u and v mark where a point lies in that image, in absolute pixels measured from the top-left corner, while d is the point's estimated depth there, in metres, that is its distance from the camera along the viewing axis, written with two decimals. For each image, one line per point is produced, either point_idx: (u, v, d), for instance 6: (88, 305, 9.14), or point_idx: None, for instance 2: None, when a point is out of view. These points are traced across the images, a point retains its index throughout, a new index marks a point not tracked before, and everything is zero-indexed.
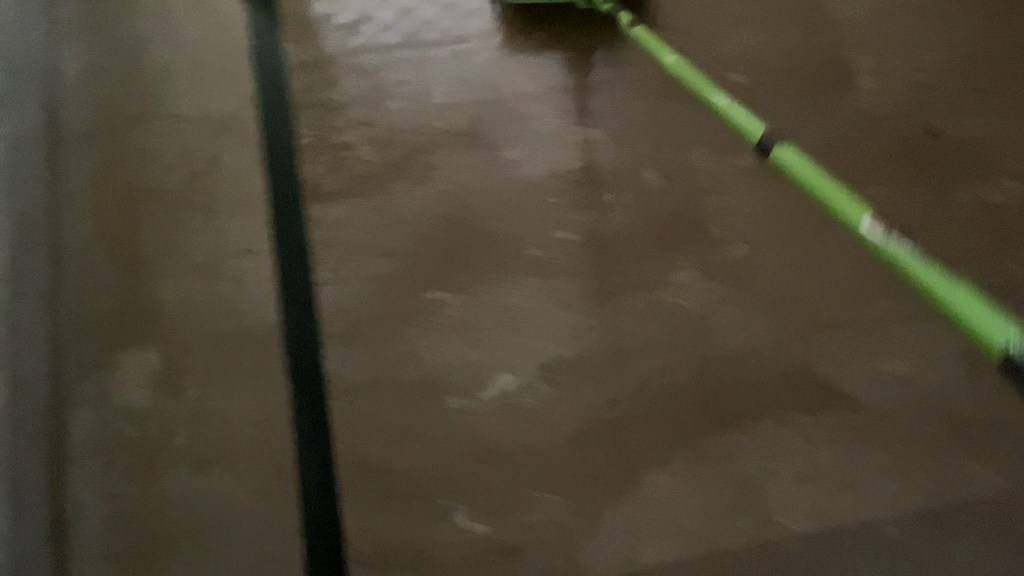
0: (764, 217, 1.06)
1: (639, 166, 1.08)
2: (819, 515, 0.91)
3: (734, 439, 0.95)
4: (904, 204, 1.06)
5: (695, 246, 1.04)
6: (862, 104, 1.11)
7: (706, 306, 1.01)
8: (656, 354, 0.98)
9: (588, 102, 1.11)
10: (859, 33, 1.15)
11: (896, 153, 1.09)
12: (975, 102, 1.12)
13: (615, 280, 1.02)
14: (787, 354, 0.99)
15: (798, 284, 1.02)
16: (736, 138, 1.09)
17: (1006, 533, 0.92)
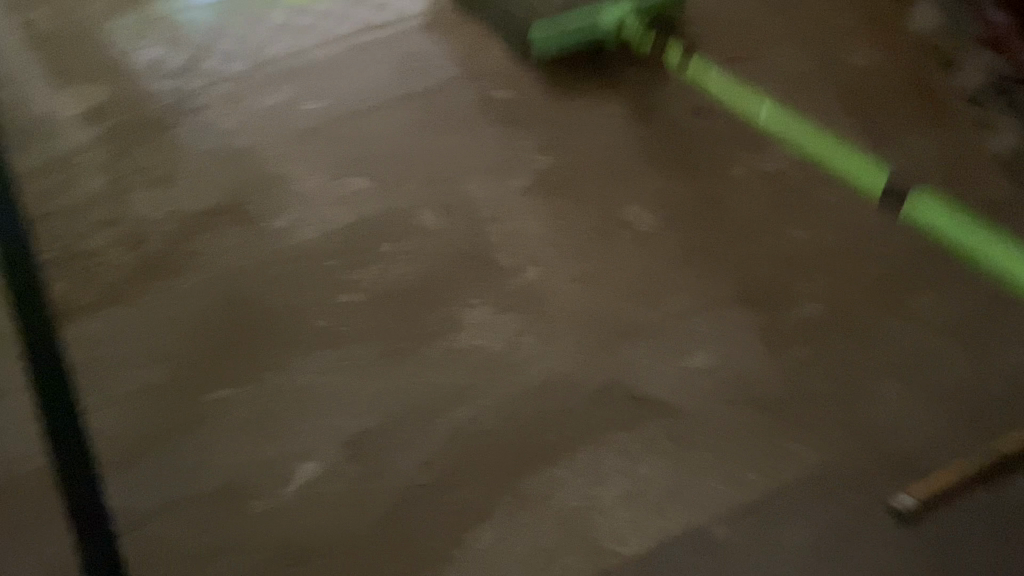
0: (549, 236, 1.02)
1: (415, 208, 1.03)
2: (648, 533, 0.89)
3: (551, 474, 0.91)
4: (685, 194, 1.05)
5: (485, 280, 1.00)
6: (626, 104, 1.12)
7: (504, 341, 0.97)
8: (463, 405, 0.94)
9: (351, 151, 1.06)
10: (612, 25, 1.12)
11: (668, 146, 1.09)
12: (739, 76, 1.12)
13: (409, 334, 0.97)
14: (596, 372, 0.96)
15: (594, 298, 0.99)
16: (510, 158, 1.06)
17: (837, 506, 0.90)
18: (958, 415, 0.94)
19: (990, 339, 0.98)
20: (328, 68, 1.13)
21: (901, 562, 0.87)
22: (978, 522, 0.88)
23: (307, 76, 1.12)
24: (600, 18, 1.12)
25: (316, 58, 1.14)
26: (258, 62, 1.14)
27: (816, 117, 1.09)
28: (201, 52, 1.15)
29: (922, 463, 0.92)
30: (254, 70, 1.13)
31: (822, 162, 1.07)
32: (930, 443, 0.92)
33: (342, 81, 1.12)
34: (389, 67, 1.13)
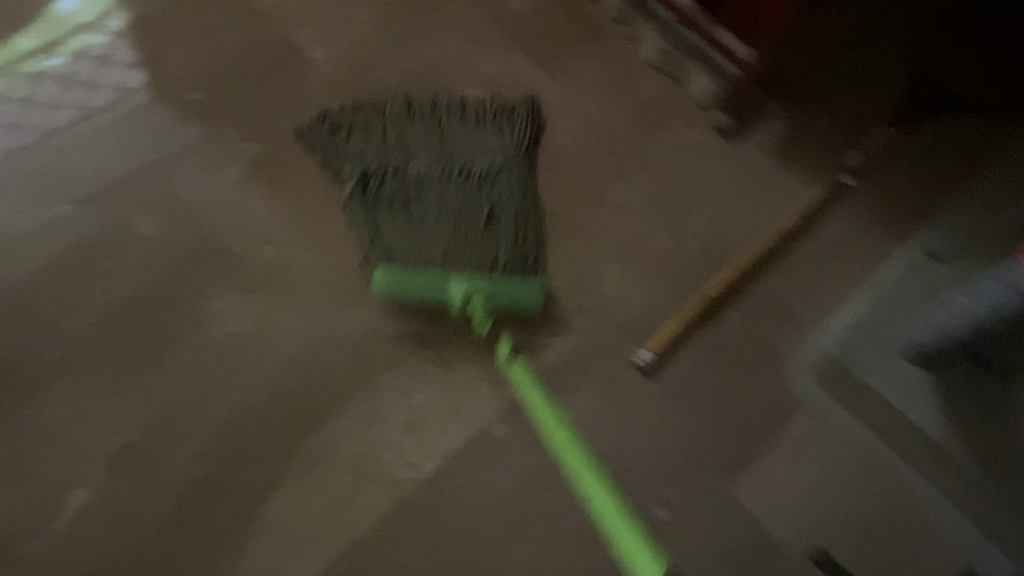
0: (276, 215, 1.05)
1: (133, 219, 1.02)
2: (435, 452, 0.94)
3: (332, 428, 0.94)
4: (396, 146, 1.11)
5: (221, 269, 1.01)
6: (321, 73, 1.15)
7: (255, 320, 0.98)
8: (228, 389, 0.94)
9: (54, 183, 1.03)
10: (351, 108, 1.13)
11: (370, 104, 1.13)
12: (419, 31, 1.20)
13: (155, 338, 0.96)
14: (352, 324, 1.00)
15: (333, 259, 1.03)
16: (220, 153, 1.08)
17: (589, 380, 1.01)
18: (669, 276, 1.09)
19: (681, 208, 1.14)
20: (30, 136, 1.05)
21: (649, 409, 1.01)
22: (701, 358, 1.04)
23: None
24: (446, 296, 0.96)
25: (21, 138, 1.05)
26: None
27: (495, 55, 1.20)
28: None
29: (649, 323, 1.06)
30: None
31: (510, 91, 1.18)
32: (651, 306, 1.07)
33: (49, 142, 1.05)
34: (75, 86, 1.09)
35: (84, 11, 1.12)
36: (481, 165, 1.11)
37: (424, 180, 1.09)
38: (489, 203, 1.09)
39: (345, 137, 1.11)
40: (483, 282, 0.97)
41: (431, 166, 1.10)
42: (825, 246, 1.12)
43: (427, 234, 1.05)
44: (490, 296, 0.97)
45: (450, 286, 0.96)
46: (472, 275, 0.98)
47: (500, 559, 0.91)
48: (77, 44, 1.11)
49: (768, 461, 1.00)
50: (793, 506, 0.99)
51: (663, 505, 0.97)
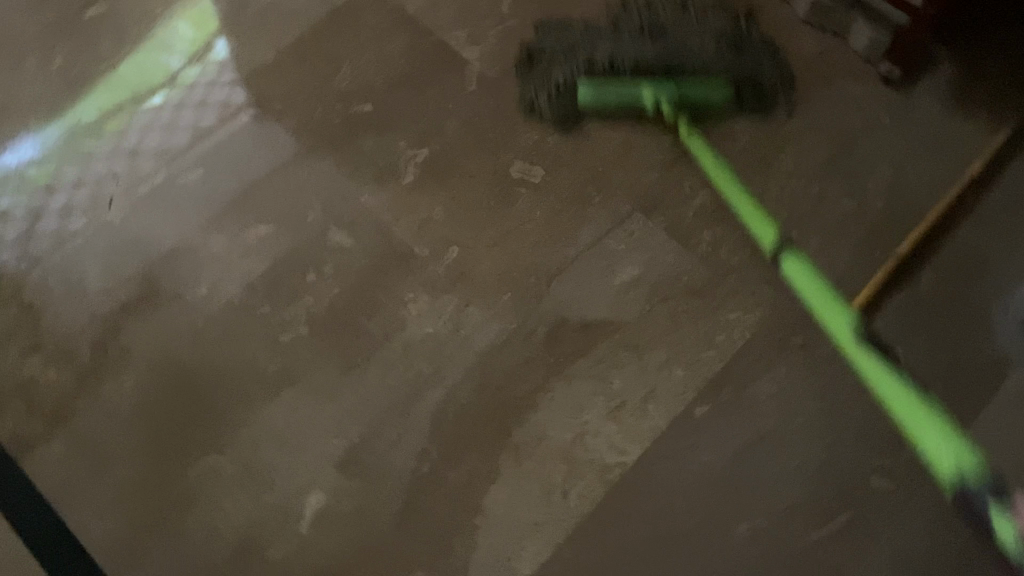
0: (454, 217, 1.08)
1: (324, 232, 1.07)
2: (640, 437, 0.96)
3: (537, 419, 0.96)
4: (561, 137, 1.12)
5: (410, 274, 1.04)
6: (478, 72, 1.16)
7: (449, 320, 1.02)
8: (434, 389, 0.98)
9: (215, 203, 1.09)
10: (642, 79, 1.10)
11: (530, 96, 1.14)
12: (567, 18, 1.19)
13: (360, 346, 1.00)
14: (542, 316, 1.02)
15: (514, 254, 1.05)
16: (394, 161, 1.11)
17: (786, 352, 0.99)
18: (853, 240, 1.06)
19: (858, 168, 1.10)
20: (173, 170, 1.11)
21: (852, 378, 0.98)
22: (900, 321, 1.01)
23: (161, 147, 1.12)
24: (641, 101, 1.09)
25: (164, 176, 1.10)
26: (104, 149, 1.12)
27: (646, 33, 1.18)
28: (45, 168, 1.11)
29: (840, 290, 1.03)
30: (105, 158, 1.11)
31: None
32: (839, 273, 1.04)
33: (193, 173, 1.10)
34: (238, 111, 1.14)
35: (187, 44, 1.18)
36: (665, 7, 1.17)
37: (640, 67, 1.11)
38: (687, 43, 1.13)
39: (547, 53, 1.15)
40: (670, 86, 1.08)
41: (648, 56, 1.11)
42: (1018, 193, 1.06)
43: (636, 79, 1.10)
44: (684, 90, 1.09)
45: (643, 91, 1.09)
46: (660, 78, 1.10)
47: (717, 537, 0.92)
48: (193, 75, 1.17)
49: (985, 421, 0.97)
50: (1017, 466, 0.95)
51: (881, 473, 0.94)
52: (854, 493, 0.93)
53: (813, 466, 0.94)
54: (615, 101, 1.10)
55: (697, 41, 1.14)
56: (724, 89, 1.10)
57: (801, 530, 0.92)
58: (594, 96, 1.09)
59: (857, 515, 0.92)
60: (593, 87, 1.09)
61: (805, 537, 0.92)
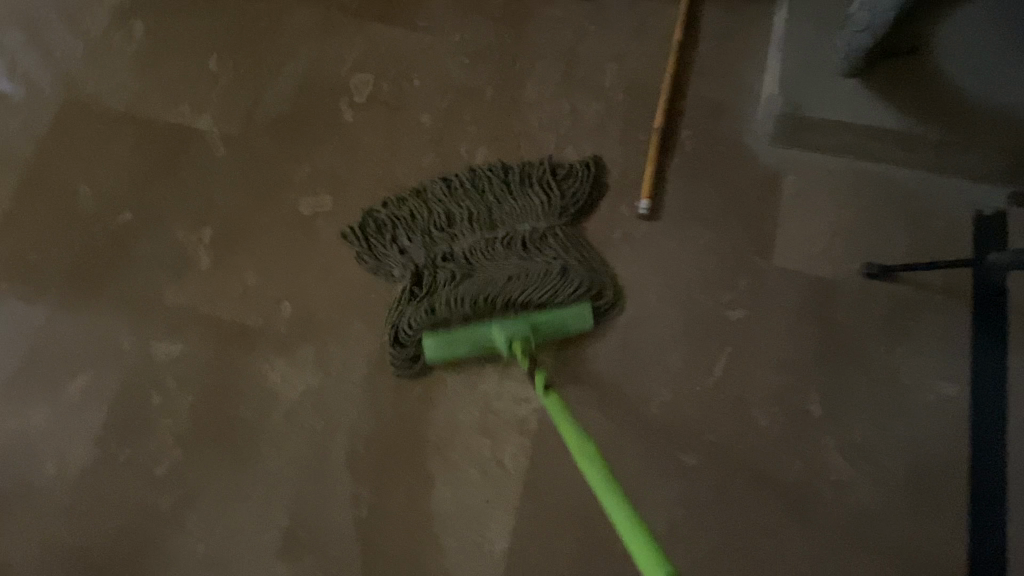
0: (269, 274, 1.06)
1: (148, 349, 1.01)
2: (536, 377, 1.00)
3: (442, 410, 0.98)
4: (330, 160, 1.14)
5: (255, 345, 1.01)
6: (221, 135, 1.15)
7: (314, 367, 1.00)
8: (335, 434, 0.97)
9: (10, 381, 1.00)
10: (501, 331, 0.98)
11: (282, 137, 1.15)
12: (278, 53, 1.21)
13: (242, 433, 0.96)
14: (398, 321, 1.03)
15: (343, 281, 1.06)
16: (181, 252, 1.06)
17: (612, 248, 1.09)
18: (617, 129, 1.17)
19: (589, 70, 1.20)
20: None
21: (674, 241, 1.08)
22: (685, 178, 1.12)
23: None
24: (496, 345, 0.98)
25: None
26: None
27: (356, 36, 1.22)
28: None
29: (628, 174, 1.13)
30: None
31: (391, 58, 1.21)
32: (620, 161, 1.14)
33: None
34: None
35: None
36: (488, 201, 1.10)
37: (474, 255, 1.07)
38: (544, 234, 1.07)
39: (379, 254, 1.07)
40: (523, 326, 0.98)
41: (466, 244, 1.07)
42: (718, 35, 1.22)
43: (485, 293, 1.00)
44: (537, 321, 0.99)
45: (493, 332, 0.98)
46: (513, 319, 0.99)
47: (642, 423, 0.98)
48: None
49: (787, 223, 1.09)
50: (829, 244, 1.08)
51: (735, 304, 1.04)
52: (724, 329, 1.03)
53: (683, 326, 1.03)
54: (474, 337, 0.97)
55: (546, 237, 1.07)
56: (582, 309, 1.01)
57: (701, 380, 1.00)
58: (438, 346, 0.97)
59: (738, 346, 1.02)
60: (443, 349, 0.97)
61: (708, 384, 0.99)
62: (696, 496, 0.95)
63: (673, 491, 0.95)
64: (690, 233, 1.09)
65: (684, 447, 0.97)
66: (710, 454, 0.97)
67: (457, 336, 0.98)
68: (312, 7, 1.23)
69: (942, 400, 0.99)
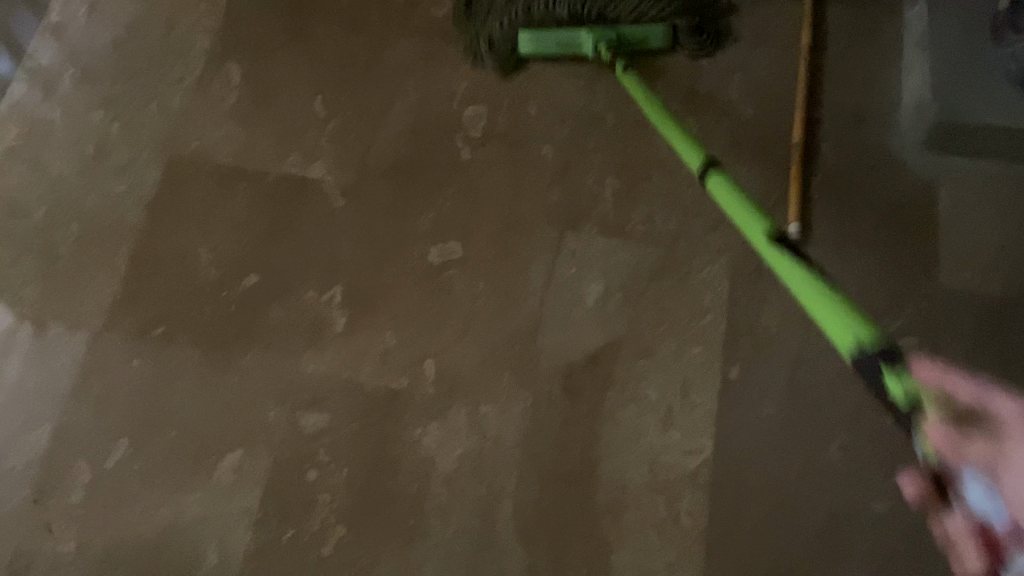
0: (407, 331, 1.01)
1: (295, 422, 0.97)
2: (702, 426, 0.95)
3: (609, 469, 0.93)
4: (453, 201, 1.07)
5: (405, 410, 0.97)
6: (336, 184, 1.09)
7: (468, 430, 0.96)
8: (501, 502, 0.93)
9: (157, 466, 0.96)
10: (590, 35, 1.09)
11: (400, 180, 1.09)
12: (384, 88, 1.14)
13: (405, 508, 0.93)
14: (548, 373, 0.98)
15: (484, 332, 1.00)
16: (314, 315, 1.02)
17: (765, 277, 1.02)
18: (752, 146, 1.09)
19: (716, 82, 1.13)
20: (81, 466, 0.97)
21: (829, 267, 1.02)
22: (833, 196, 1.06)
23: (60, 445, 0.98)
24: (584, 46, 1.09)
25: (78, 472, 0.97)
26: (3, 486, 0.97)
27: (463, 63, 1.15)
28: None
29: (771, 195, 1.07)
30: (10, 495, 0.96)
31: (502, 82, 1.13)
32: (761, 182, 1.07)
33: (110, 449, 0.97)
34: (112, 361, 1.01)
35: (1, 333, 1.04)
36: None
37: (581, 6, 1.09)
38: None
39: (478, 19, 1.13)
40: (608, 30, 1.09)
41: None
42: (851, 32, 1.13)
43: (573, 34, 1.09)
44: (615, 39, 1.10)
45: (581, 35, 1.09)
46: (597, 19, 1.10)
47: (822, 469, 0.93)
48: (32, 356, 1.02)
49: (949, 239, 1.02)
50: (997, 260, 1.01)
51: (903, 334, 0.99)
52: None
53: None
54: (562, 41, 1.10)
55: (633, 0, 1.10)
56: (662, 31, 1.11)
57: (878, 419, 0.94)
58: (535, 44, 1.10)
59: None
60: (543, 39, 1.10)
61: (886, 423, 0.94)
62: (891, 544, 0.90)
63: (863, 540, 0.90)
64: (846, 258, 1.03)
65: (870, 494, 0.91)
66: (898, 497, 0.91)
67: (564, 31, 1.09)
68: (414, 37, 1.17)
69: None
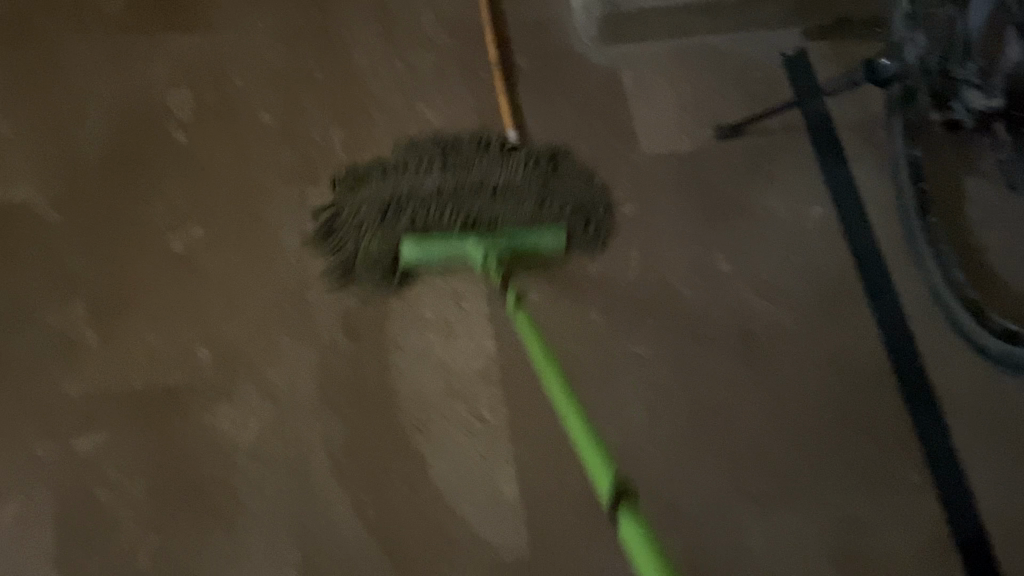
0: (168, 323, 0.98)
1: (70, 446, 0.91)
2: (479, 327, 1.02)
3: (403, 388, 0.97)
4: (182, 186, 1.05)
5: (189, 398, 0.94)
6: (48, 199, 1.03)
7: (259, 396, 0.95)
8: (310, 453, 0.93)
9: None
10: (479, 245, 1.00)
11: (117, 181, 1.05)
12: (74, 92, 1.09)
13: (215, 489, 0.91)
14: (323, 320, 1.00)
15: (249, 302, 1.00)
16: (61, 335, 0.96)
17: (497, 180, 1.10)
18: (456, 66, 1.16)
19: (405, 21, 1.19)
20: None
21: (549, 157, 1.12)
22: (536, 98, 1.15)
23: None
24: (471, 257, 1.01)
25: None
26: None
27: (153, 52, 1.13)
28: None
29: (485, 107, 1.14)
30: None
31: (200, 63, 1.12)
32: (472, 98, 1.14)
33: None
34: None
35: None
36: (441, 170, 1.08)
37: (455, 207, 1.05)
38: (513, 200, 1.06)
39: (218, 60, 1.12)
40: (502, 243, 1.00)
41: (435, 177, 1.07)
42: None
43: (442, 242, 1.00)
44: (510, 245, 1.01)
45: (468, 245, 1.00)
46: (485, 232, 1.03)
47: (590, 333, 1.03)
48: None
49: (640, 111, 1.16)
50: (681, 119, 1.16)
51: (625, 198, 1.10)
52: (624, 223, 1.09)
53: (590, 233, 1.08)
54: (448, 247, 1.00)
55: (508, 220, 1.05)
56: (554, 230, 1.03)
57: (624, 275, 1.06)
58: (417, 252, 1.00)
59: (643, 234, 1.08)
60: (411, 282, 0.99)
61: (631, 275, 1.06)
62: (663, 374, 1.01)
63: (639, 378, 1.00)
64: (560, 149, 1.12)
65: (633, 338, 1.02)
66: (655, 335, 1.03)
67: (450, 241, 1.00)
68: (95, 37, 1.13)
69: (820, 219, 1.10)
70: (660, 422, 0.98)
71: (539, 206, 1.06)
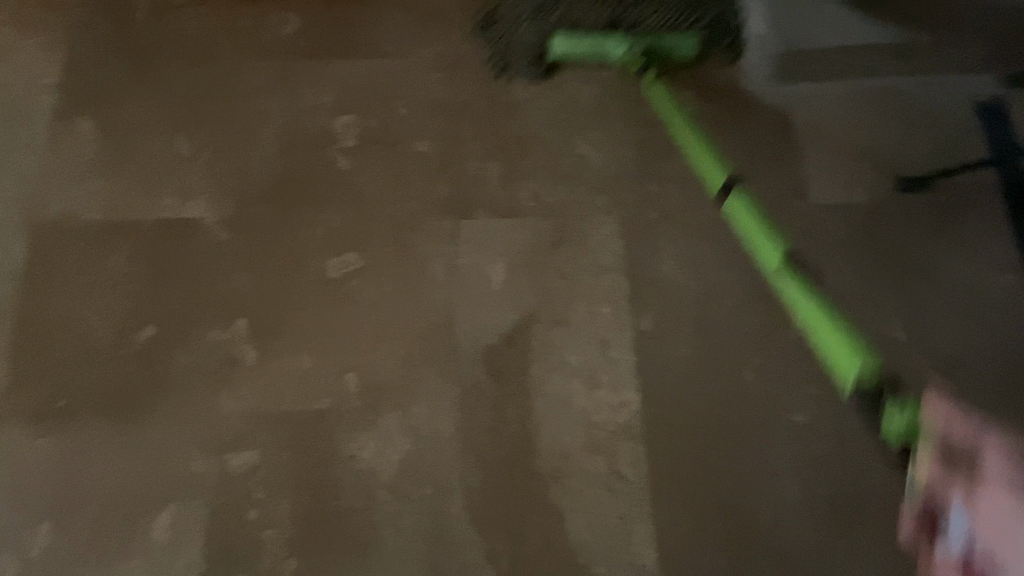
0: (322, 348, 1.00)
1: (226, 462, 0.94)
2: (629, 379, 0.98)
3: (545, 437, 0.95)
4: (343, 212, 1.07)
5: (337, 426, 0.96)
6: (219, 217, 1.07)
7: (403, 432, 0.96)
8: (449, 494, 0.93)
9: (81, 544, 0.91)
10: (620, 46, 1.13)
11: (283, 203, 1.08)
12: (249, 113, 1.13)
13: (356, 520, 0.92)
14: (470, 359, 0.99)
15: (399, 334, 1.01)
16: (223, 353, 1.00)
17: (655, 226, 1.06)
18: (620, 104, 1.13)
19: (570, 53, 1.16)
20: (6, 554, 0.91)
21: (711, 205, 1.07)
22: (701, 141, 1.11)
23: None
24: (613, 56, 1.13)
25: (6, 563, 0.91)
26: None
27: (324, 77, 1.15)
28: None
29: (647, 148, 1.10)
30: None
31: (368, 90, 1.14)
32: (634, 138, 1.11)
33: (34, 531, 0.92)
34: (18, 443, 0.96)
35: None
36: None
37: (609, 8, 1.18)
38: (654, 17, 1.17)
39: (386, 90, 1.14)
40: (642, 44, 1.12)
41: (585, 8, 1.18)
42: None
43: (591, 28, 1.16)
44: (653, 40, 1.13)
45: (611, 40, 1.13)
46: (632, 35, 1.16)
47: (743, 396, 0.97)
48: None
49: (813, 158, 1.09)
50: (858, 170, 1.08)
51: (790, 252, 1.04)
52: None
53: (750, 290, 1.02)
54: (592, 45, 1.13)
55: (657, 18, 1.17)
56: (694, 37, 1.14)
57: (783, 336, 1.00)
58: (566, 46, 1.13)
59: None
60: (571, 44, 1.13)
61: (791, 337, 1.00)
62: (819, 449, 0.95)
63: (793, 451, 0.95)
64: None
65: (790, 407, 0.97)
66: (814, 404, 0.97)
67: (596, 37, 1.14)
68: (272, 60, 1.17)
69: (1012, 288, 1.00)
70: (811, 502, 0.92)
71: (679, 23, 1.17)
